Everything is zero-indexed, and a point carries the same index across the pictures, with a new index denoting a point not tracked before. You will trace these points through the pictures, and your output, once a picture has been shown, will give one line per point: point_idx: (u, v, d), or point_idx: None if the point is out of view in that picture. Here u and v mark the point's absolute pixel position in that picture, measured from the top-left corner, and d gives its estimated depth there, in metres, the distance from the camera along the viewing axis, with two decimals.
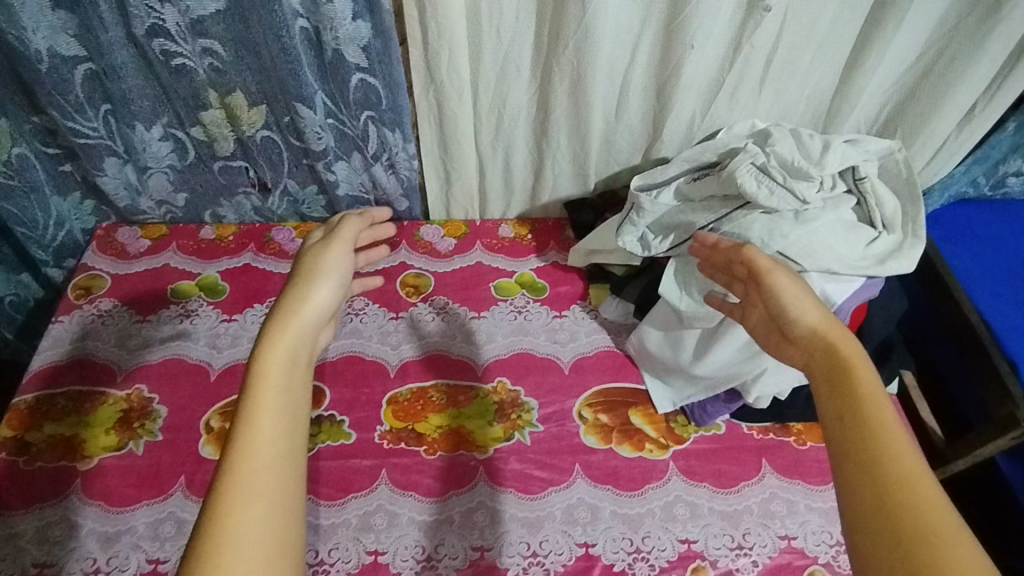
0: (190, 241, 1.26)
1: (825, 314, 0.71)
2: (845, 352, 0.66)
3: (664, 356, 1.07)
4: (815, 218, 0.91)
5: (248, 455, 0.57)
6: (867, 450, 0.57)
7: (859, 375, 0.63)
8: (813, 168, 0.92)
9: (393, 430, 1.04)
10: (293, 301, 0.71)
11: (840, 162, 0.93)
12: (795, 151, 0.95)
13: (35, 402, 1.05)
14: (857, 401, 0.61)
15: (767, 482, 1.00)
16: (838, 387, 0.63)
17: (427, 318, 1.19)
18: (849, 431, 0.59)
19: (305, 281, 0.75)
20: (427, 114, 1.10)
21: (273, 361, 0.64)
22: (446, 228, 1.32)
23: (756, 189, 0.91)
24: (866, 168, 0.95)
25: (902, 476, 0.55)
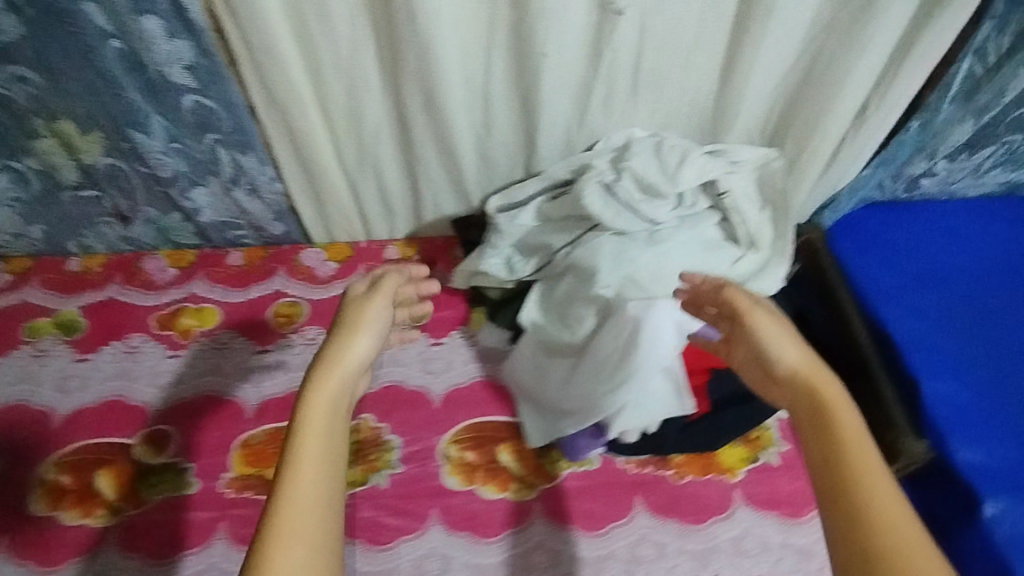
0: (54, 275, 1.20)
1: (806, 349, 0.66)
2: (829, 395, 0.61)
3: (532, 388, 0.98)
4: (667, 239, 0.84)
5: (286, 533, 0.53)
6: (846, 496, 0.54)
7: (837, 418, 0.59)
8: (666, 184, 0.85)
9: (239, 477, 0.98)
10: (339, 355, 0.69)
11: (700, 175, 0.85)
12: (654, 167, 0.86)
13: None
14: (843, 448, 0.57)
15: (637, 523, 0.93)
16: (818, 420, 0.60)
17: (295, 351, 1.12)
18: (833, 478, 0.56)
19: (343, 330, 0.72)
20: (277, 134, 1.02)
21: (317, 419, 0.62)
22: (328, 252, 1.25)
23: (602, 208, 0.84)
24: (730, 182, 0.87)
25: (889, 541, 0.50)
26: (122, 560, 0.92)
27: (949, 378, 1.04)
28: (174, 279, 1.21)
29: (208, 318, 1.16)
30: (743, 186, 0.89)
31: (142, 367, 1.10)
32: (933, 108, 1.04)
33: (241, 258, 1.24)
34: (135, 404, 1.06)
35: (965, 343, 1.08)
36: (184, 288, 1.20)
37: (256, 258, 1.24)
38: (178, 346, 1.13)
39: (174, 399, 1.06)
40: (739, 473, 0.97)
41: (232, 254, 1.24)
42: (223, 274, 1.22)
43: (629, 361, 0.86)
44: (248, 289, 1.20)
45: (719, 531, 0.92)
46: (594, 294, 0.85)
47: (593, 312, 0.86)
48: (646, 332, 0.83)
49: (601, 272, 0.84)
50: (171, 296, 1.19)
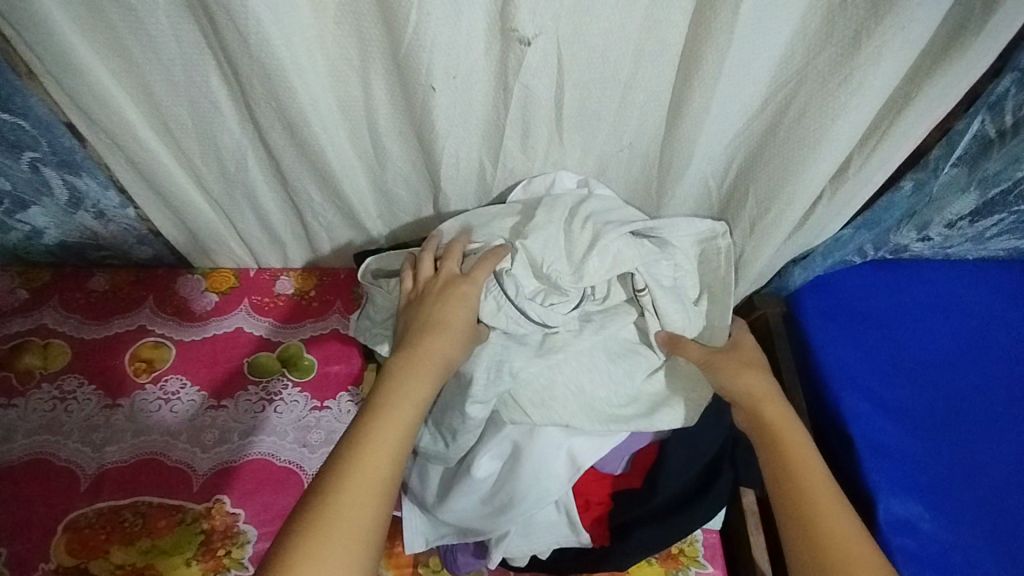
0: None
1: (764, 376, 0.70)
2: (782, 428, 0.66)
3: (412, 485, 0.82)
4: (561, 347, 0.70)
5: (347, 515, 0.53)
6: (806, 518, 0.60)
7: (796, 452, 0.64)
8: (569, 279, 0.72)
9: (59, 569, 0.83)
10: (431, 345, 0.66)
11: (612, 265, 0.72)
12: (557, 256, 0.74)
13: None
14: (788, 475, 0.63)
15: None
16: (770, 444, 0.65)
17: (150, 408, 0.95)
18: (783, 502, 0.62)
19: (437, 314, 0.68)
20: (111, 157, 0.83)
21: (396, 407, 0.60)
22: (210, 280, 1.06)
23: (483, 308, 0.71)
24: (651, 272, 0.73)
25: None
26: None
27: (911, 497, 0.88)
28: (23, 303, 1.03)
29: (54, 359, 0.99)
30: (671, 276, 0.75)
31: None
32: (932, 167, 0.85)
33: (105, 283, 1.05)
34: None
35: (937, 452, 0.91)
36: (34, 316, 1.02)
37: (123, 283, 1.05)
38: (13, 393, 0.96)
39: (0, 461, 0.90)
40: None
41: (95, 277, 1.06)
42: (81, 302, 1.03)
43: (511, 488, 0.70)
44: (107, 324, 1.02)
45: None
46: (466, 411, 0.68)
47: (468, 430, 0.69)
48: (529, 460, 0.69)
49: (476, 385, 0.67)
50: (16, 326, 1.01)
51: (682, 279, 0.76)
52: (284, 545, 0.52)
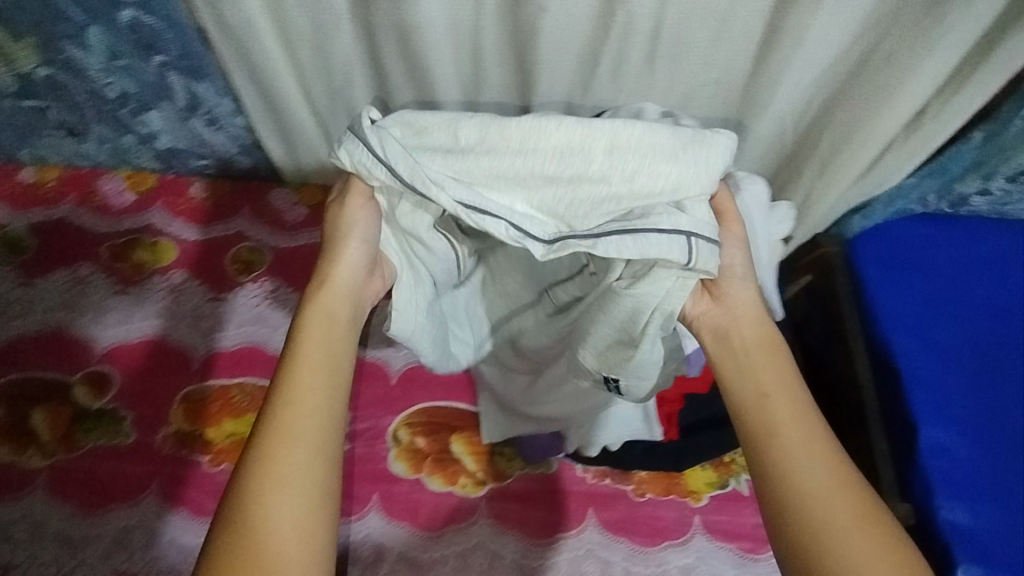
0: (7, 182, 1.12)
1: (751, 291, 0.76)
2: (767, 343, 0.74)
3: (495, 383, 0.91)
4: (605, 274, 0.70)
5: (281, 461, 0.64)
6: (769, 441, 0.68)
7: (776, 366, 0.72)
8: (506, 164, 0.69)
9: (179, 432, 0.94)
10: (325, 295, 0.74)
11: (558, 147, 0.68)
12: (488, 140, 0.69)
13: None
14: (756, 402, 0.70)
15: (586, 537, 0.89)
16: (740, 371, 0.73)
17: (251, 304, 1.04)
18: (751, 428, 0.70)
19: (326, 269, 0.76)
20: (233, 64, 0.89)
21: (308, 358, 0.70)
22: (300, 194, 1.13)
23: (414, 183, 0.68)
24: (596, 147, 0.68)
25: (812, 480, 0.65)
26: (48, 505, 0.89)
27: (952, 427, 0.95)
28: (132, 205, 1.12)
29: (163, 255, 1.08)
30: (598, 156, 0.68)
31: (90, 299, 1.03)
32: (1005, 120, 0.89)
33: (205, 191, 1.13)
34: (79, 339, 1.00)
35: (979, 390, 0.97)
36: (144, 217, 1.11)
37: (222, 193, 1.13)
38: (129, 282, 1.05)
39: (120, 339, 1.00)
40: (701, 499, 0.92)
41: (195, 185, 1.14)
42: (185, 206, 1.12)
43: None
44: (208, 228, 1.11)
45: (671, 557, 0.88)
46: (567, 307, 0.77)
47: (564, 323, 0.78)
48: None
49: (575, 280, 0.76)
50: (126, 225, 1.10)
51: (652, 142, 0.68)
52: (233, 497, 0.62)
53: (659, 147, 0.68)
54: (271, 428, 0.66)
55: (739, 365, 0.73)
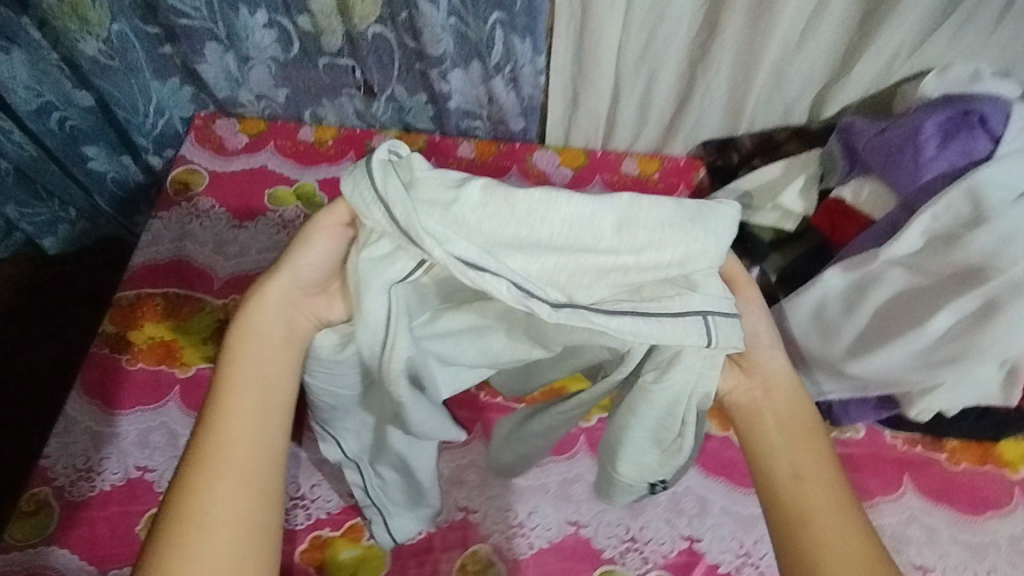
0: (289, 141, 1.16)
1: (790, 383, 0.76)
2: (805, 430, 0.72)
3: (811, 343, 0.93)
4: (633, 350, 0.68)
5: (201, 504, 0.60)
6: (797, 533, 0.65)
7: (812, 453, 0.70)
8: (497, 227, 0.63)
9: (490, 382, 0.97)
10: (255, 318, 0.71)
11: (556, 225, 0.63)
12: (494, 210, 0.63)
13: (137, 300, 1.01)
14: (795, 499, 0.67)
15: (906, 502, 0.91)
16: (767, 453, 0.72)
17: None
18: (787, 519, 0.67)
19: (260, 291, 0.72)
20: (567, 20, 0.92)
21: (232, 385, 0.67)
22: (563, 155, 1.16)
23: (422, 242, 0.62)
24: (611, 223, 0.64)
25: (842, 561, 0.63)
26: None
27: None
28: None
29: None
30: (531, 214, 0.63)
31: None
32: None
33: (471, 151, 1.16)
34: None
35: None
36: None
37: (488, 153, 1.16)
38: None
39: None
40: (1019, 470, 0.93)
41: (462, 145, 1.16)
42: (456, 166, 1.15)
43: (971, 341, 0.78)
44: None
45: (998, 527, 0.89)
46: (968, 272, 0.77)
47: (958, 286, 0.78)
48: (1010, 313, 0.75)
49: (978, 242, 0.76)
50: None
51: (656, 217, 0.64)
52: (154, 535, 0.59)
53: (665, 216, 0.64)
54: (209, 473, 0.61)
55: (771, 452, 0.72)
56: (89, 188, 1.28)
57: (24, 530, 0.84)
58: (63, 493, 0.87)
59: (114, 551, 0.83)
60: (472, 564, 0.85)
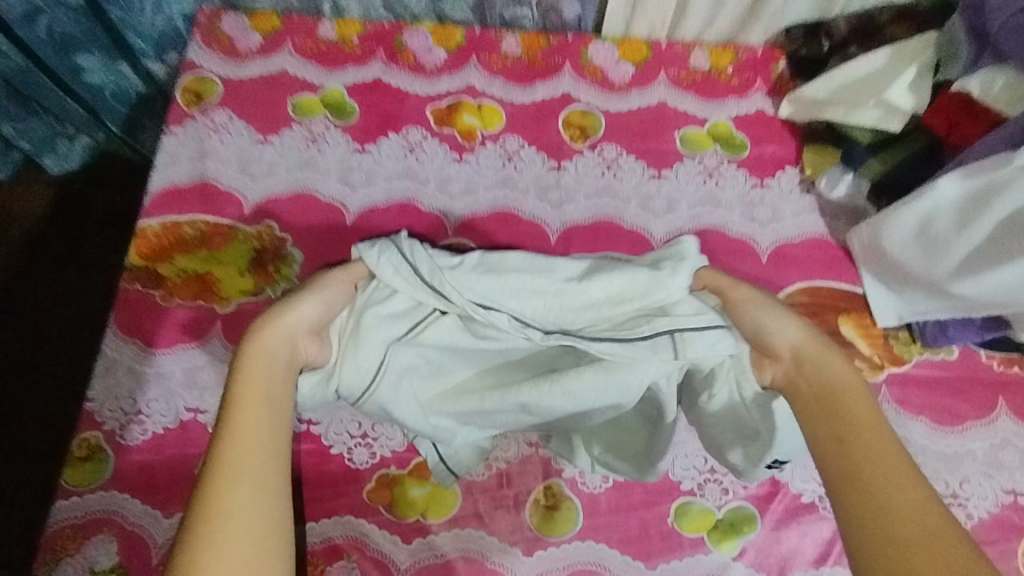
0: (308, 40, 1.02)
1: (813, 340, 0.73)
2: (851, 390, 0.69)
3: (908, 262, 0.85)
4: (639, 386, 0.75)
5: (227, 506, 0.57)
6: (854, 486, 0.62)
7: (860, 412, 0.66)
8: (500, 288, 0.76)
9: None
10: (272, 338, 0.68)
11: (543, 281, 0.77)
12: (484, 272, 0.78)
13: (162, 229, 0.92)
14: (845, 453, 0.64)
15: (1000, 426, 0.86)
16: (814, 413, 0.68)
17: (595, 173, 0.96)
18: (840, 474, 0.63)
19: (273, 317, 0.69)
20: None
21: (254, 399, 0.64)
22: (622, 50, 1.02)
23: (446, 292, 0.75)
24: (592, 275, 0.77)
25: (895, 510, 0.59)
26: None
27: None
28: (446, 63, 1.02)
29: (490, 119, 0.99)
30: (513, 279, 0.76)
31: (427, 167, 0.96)
32: None
33: (517, 46, 1.02)
34: (427, 209, 0.94)
35: None
36: (460, 77, 1.01)
37: (536, 48, 1.02)
38: (461, 150, 0.97)
39: (470, 211, 0.94)
40: None
41: (507, 39, 1.03)
42: (501, 65, 1.02)
43: None
44: (533, 88, 1.00)
45: None
46: None
47: None
48: None
49: None
50: (446, 85, 1.00)
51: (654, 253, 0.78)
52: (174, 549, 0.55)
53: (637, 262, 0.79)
54: (234, 485, 0.58)
55: (814, 415, 0.68)
56: (92, 105, 1.13)
57: (80, 476, 0.81)
58: (115, 437, 0.83)
59: (176, 494, 0.81)
60: (547, 499, 0.82)
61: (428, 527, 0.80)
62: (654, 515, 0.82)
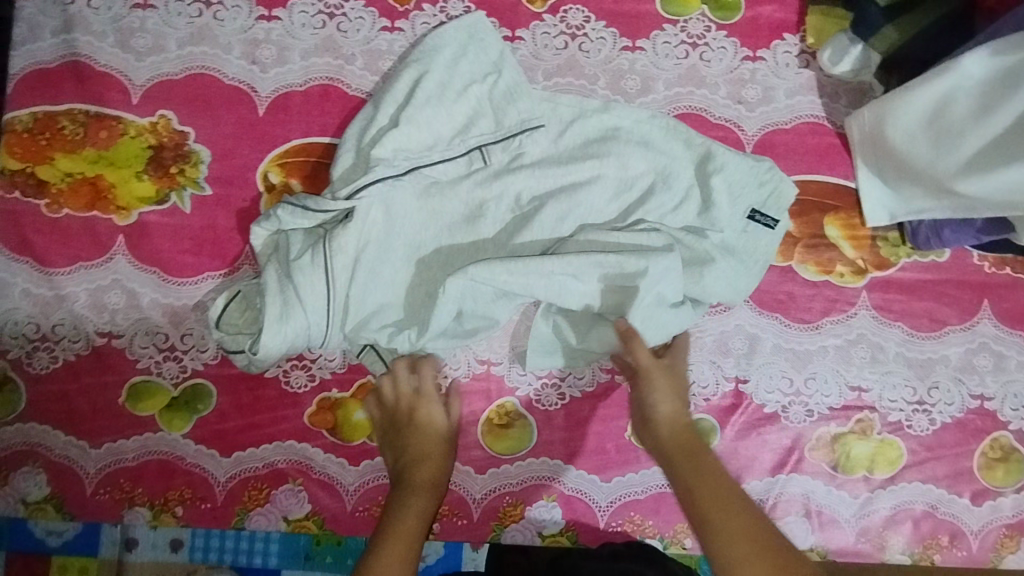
0: None
1: (681, 409, 0.71)
2: (683, 423, 0.70)
3: (909, 151, 0.74)
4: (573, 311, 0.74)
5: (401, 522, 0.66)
6: (729, 523, 0.61)
7: (708, 473, 0.66)
8: (418, 226, 0.75)
9: None
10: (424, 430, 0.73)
11: (465, 207, 0.75)
12: (414, 206, 0.75)
13: (34, 123, 0.76)
14: (712, 505, 0.63)
15: (978, 330, 0.81)
16: (682, 466, 0.67)
17: (555, 45, 0.81)
18: (719, 525, 0.62)
19: (406, 399, 0.74)
20: None
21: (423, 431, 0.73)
22: None
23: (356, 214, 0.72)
24: (513, 191, 0.75)
25: (747, 555, 0.60)
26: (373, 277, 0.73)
27: None
28: None
29: None
30: (426, 203, 0.75)
31: (351, 39, 0.79)
32: None
33: None
34: (355, 94, 0.79)
35: None
36: None
37: None
38: (393, 15, 0.80)
39: None
40: None
41: None
42: None
43: None
44: None
45: None
46: None
47: None
48: None
49: None
50: None
51: (571, 131, 0.77)
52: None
53: (559, 161, 0.76)
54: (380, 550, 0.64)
55: (679, 463, 0.67)
56: None
57: None
58: (23, 366, 0.75)
59: (101, 424, 0.75)
60: (499, 418, 0.78)
61: (375, 450, 0.77)
62: (612, 429, 0.79)
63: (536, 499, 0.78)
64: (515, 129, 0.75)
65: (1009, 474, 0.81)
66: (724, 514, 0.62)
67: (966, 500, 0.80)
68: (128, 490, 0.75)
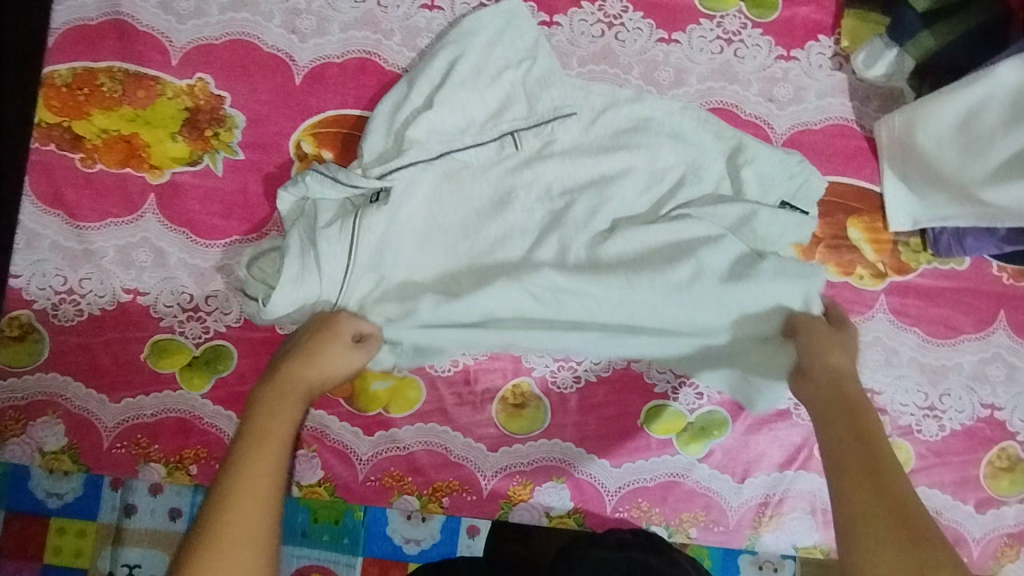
0: None
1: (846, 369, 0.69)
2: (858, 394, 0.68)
3: (937, 158, 0.75)
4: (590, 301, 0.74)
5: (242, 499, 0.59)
6: (867, 469, 0.61)
7: (866, 430, 0.64)
8: (447, 210, 0.76)
9: None
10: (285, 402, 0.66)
11: (493, 187, 0.76)
12: (442, 189, 0.75)
13: (73, 78, 0.77)
14: (860, 452, 0.62)
15: (993, 340, 0.82)
16: (862, 433, 0.64)
17: (592, 33, 0.81)
18: (855, 467, 0.61)
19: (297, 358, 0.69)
20: None
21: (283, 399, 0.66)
22: None
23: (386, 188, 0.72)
24: (544, 180, 0.76)
25: (878, 500, 0.58)
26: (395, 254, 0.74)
27: None
28: None
29: None
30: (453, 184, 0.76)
31: (390, 15, 0.80)
32: None
33: None
34: (391, 69, 0.80)
35: None
36: None
37: None
38: None
39: None
40: None
41: None
42: None
43: None
44: None
45: None
46: None
47: None
48: None
49: None
50: None
51: (603, 120, 0.77)
52: (178, 548, 0.58)
53: (588, 151, 0.77)
54: (217, 532, 0.57)
55: (842, 419, 0.66)
56: None
57: (14, 355, 0.76)
58: (48, 317, 0.76)
59: (121, 379, 0.76)
60: (514, 398, 0.79)
61: (388, 420, 0.78)
62: (625, 416, 0.79)
63: (546, 480, 0.79)
64: (549, 115, 0.76)
65: (1014, 483, 0.81)
66: (864, 461, 0.62)
67: (970, 507, 0.81)
68: (145, 446, 0.76)
